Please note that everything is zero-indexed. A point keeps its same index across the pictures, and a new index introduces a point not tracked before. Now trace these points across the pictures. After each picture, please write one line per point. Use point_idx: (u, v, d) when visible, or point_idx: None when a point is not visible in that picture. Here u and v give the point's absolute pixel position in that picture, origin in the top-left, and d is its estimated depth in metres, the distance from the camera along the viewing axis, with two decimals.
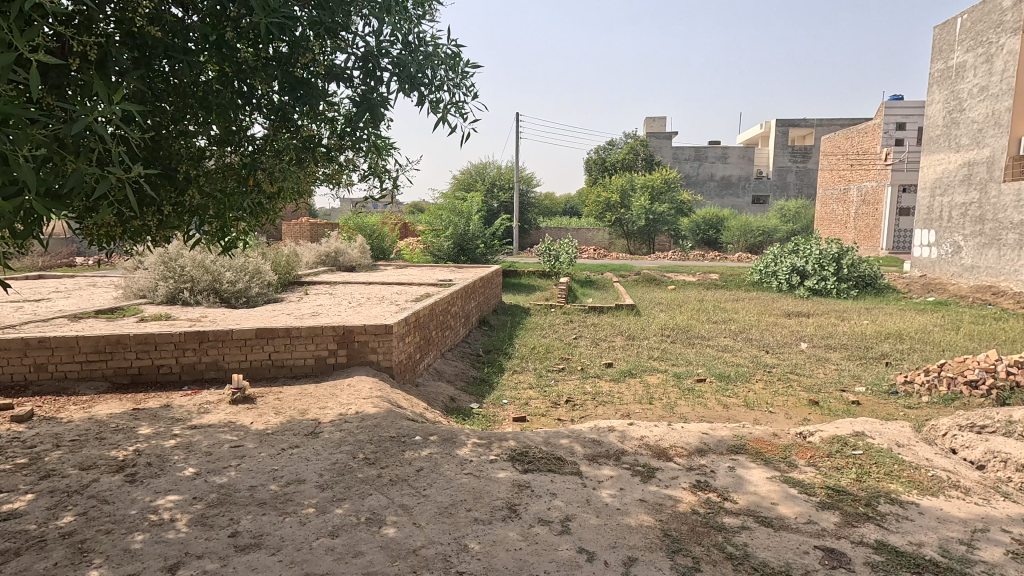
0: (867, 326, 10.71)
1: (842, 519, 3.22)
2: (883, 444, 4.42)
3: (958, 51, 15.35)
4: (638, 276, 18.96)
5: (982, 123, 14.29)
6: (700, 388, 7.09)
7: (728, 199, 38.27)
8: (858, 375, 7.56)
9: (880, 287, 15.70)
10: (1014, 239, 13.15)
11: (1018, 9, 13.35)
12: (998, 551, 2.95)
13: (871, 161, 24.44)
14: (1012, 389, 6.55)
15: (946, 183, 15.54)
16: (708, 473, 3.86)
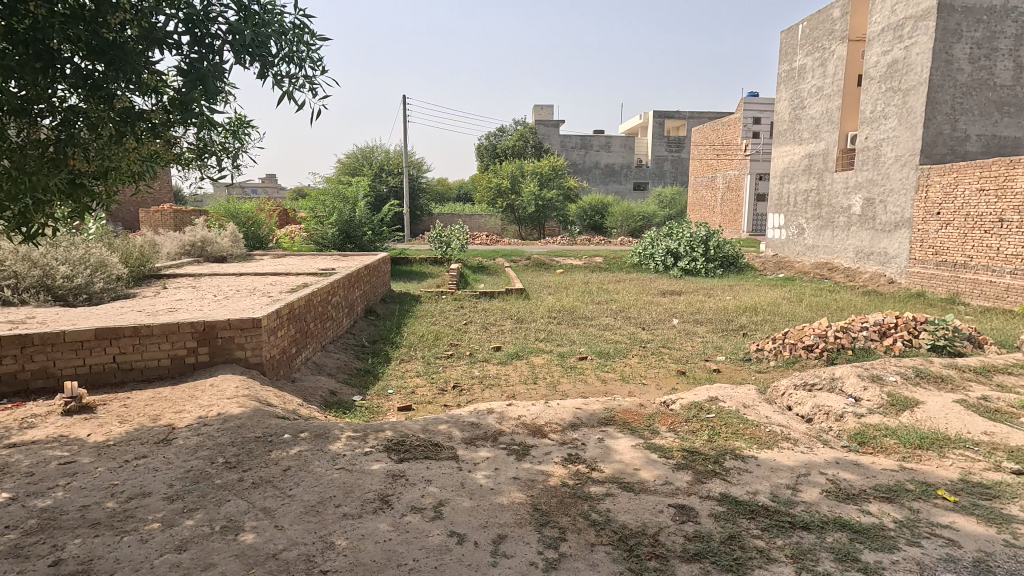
0: (730, 301, 11.85)
1: (693, 477, 3.53)
2: (732, 406, 4.91)
3: (799, 55, 17.26)
4: (528, 260, 19.40)
5: (819, 120, 16.23)
6: (581, 366, 7.44)
7: (611, 185, 40.28)
8: (719, 346, 8.35)
9: (741, 266, 17.42)
10: (844, 222, 15.16)
11: (844, 20, 15.27)
12: (815, 491, 3.41)
13: (733, 152, 26.94)
14: (838, 351, 7.58)
15: (791, 172, 17.51)
16: (579, 446, 4.04)
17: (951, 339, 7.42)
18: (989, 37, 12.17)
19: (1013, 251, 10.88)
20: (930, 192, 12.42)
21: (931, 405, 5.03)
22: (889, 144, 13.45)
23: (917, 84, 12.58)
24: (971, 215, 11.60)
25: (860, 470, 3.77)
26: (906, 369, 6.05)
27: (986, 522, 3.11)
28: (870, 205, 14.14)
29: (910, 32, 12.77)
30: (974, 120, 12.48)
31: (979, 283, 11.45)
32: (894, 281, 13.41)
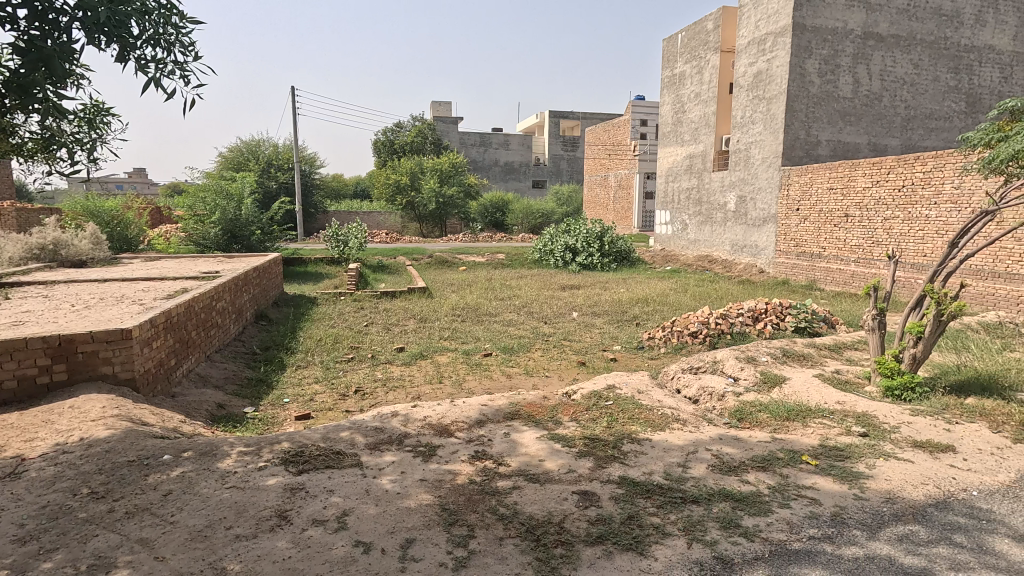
0: (624, 294, 12.53)
1: (595, 463, 3.70)
2: (628, 393, 5.21)
3: (679, 62, 18.57)
4: (430, 258, 19.18)
5: (697, 123, 17.59)
6: (486, 362, 7.50)
7: (511, 183, 40.94)
8: (616, 336, 8.80)
9: (633, 260, 18.46)
10: (720, 217, 16.57)
11: (717, 32, 16.64)
12: (703, 466, 3.71)
13: (624, 152, 28.50)
14: (719, 336, 8.29)
15: (675, 171, 18.81)
16: (486, 443, 4.07)
17: (809, 320, 8.42)
18: (833, 55, 13.85)
19: (856, 243, 12.55)
20: (791, 191, 13.95)
21: (795, 381, 5.68)
22: (757, 147, 14.88)
23: (778, 94, 14.03)
24: (823, 211, 13.20)
25: (739, 443, 4.16)
26: (774, 350, 6.77)
27: (841, 479, 3.56)
28: (742, 202, 15.58)
29: (771, 46, 14.19)
30: (824, 128, 14.15)
31: (831, 270, 13.09)
32: (764, 270, 14.92)
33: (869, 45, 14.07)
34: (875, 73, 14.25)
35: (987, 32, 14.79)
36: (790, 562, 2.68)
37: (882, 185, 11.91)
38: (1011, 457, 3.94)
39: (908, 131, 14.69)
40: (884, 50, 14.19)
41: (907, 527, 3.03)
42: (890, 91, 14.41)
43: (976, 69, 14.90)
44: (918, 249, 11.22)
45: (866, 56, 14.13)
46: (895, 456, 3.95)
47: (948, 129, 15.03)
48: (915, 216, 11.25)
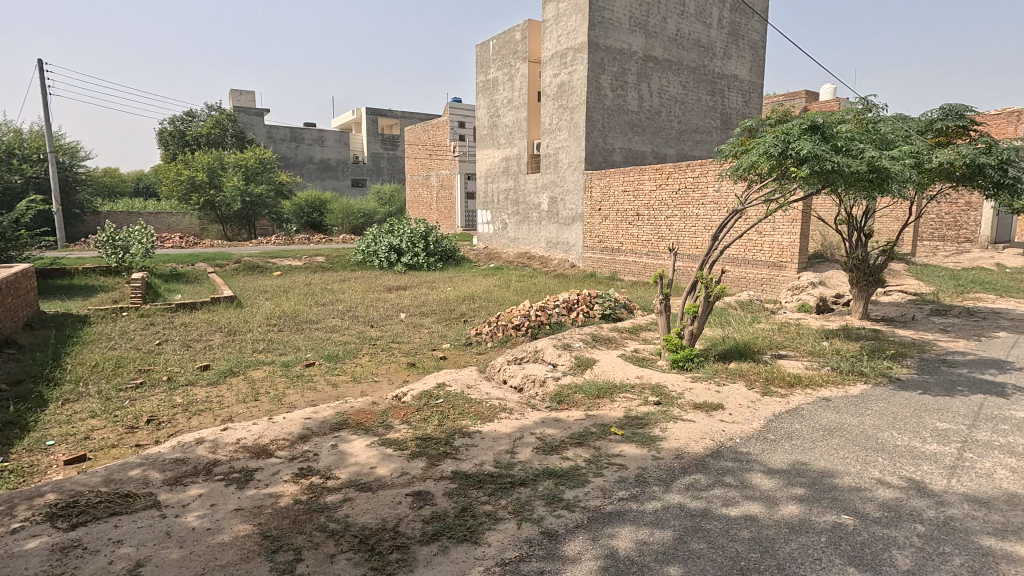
0: (450, 292, 12.73)
1: (427, 462, 3.71)
2: (458, 389, 5.34)
3: (492, 68, 19.38)
4: (238, 264, 17.26)
5: (511, 128, 18.57)
6: (308, 372, 7.02)
7: (328, 181, 38.74)
8: (444, 334, 8.91)
9: (458, 258, 18.83)
10: (536, 216, 17.72)
11: (524, 42, 17.74)
12: (529, 450, 3.97)
13: (444, 152, 28.94)
14: (539, 327, 8.84)
15: (493, 173, 19.59)
16: (311, 458, 3.82)
17: (613, 308, 9.49)
18: (621, 72, 15.71)
19: (646, 238, 14.43)
20: (593, 192, 15.52)
21: (603, 362, 6.37)
22: (564, 152, 16.22)
23: (579, 104, 15.44)
24: (620, 211, 14.94)
25: (559, 424, 4.54)
26: (586, 336, 7.50)
27: (642, 444, 4.09)
28: (554, 203, 16.88)
29: (571, 60, 15.54)
30: (617, 137, 15.98)
31: (628, 263, 14.89)
32: (575, 264, 16.38)
33: (649, 66, 16.26)
34: (654, 91, 16.53)
35: (732, 63, 18.26)
36: (605, 524, 3.01)
37: (664, 188, 13.85)
38: (761, 407, 4.93)
39: (681, 142, 17.39)
40: (660, 72, 16.55)
41: (692, 476, 3.60)
42: (666, 107, 16.88)
43: (726, 93, 18.28)
44: (692, 242, 13.31)
45: (648, 76, 16.29)
46: (682, 417, 4.66)
47: (708, 142, 18.16)
48: (689, 214, 13.32)
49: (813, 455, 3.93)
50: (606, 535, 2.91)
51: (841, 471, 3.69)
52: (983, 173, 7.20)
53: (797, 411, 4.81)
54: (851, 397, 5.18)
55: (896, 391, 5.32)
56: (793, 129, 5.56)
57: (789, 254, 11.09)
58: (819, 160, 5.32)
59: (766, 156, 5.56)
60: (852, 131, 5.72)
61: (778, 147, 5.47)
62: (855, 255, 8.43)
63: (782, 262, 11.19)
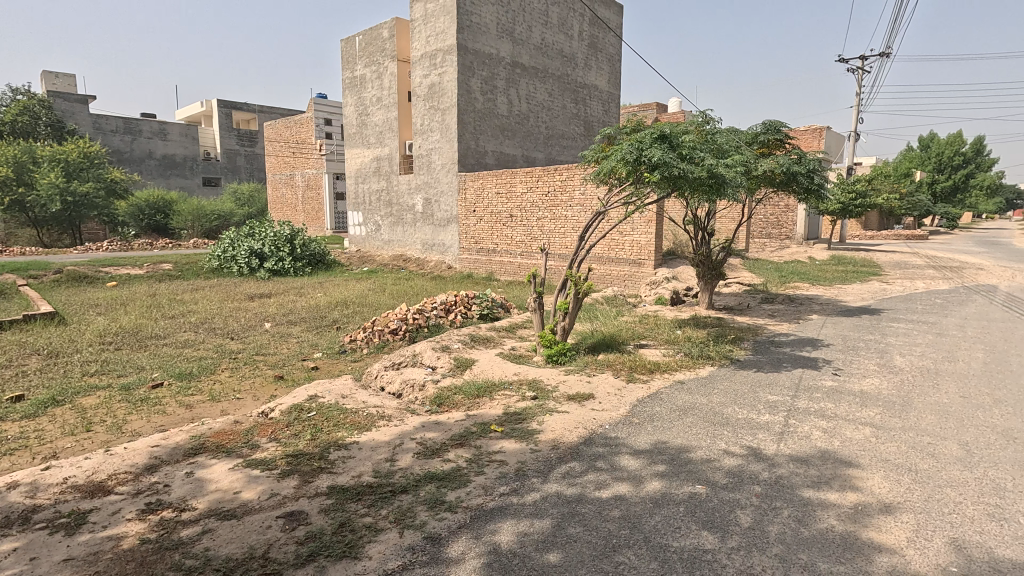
0: (321, 298, 12.07)
1: (300, 480, 3.50)
2: (331, 400, 5.09)
3: (358, 65, 18.70)
4: (58, 274, 14.77)
5: (381, 127, 18.08)
6: (155, 394, 6.24)
7: (174, 179, 34.58)
8: (315, 343, 8.43)
9: (328, 262, 17.91)
10: (410, 218, 17.42)
11: (392, 40, 17.36)
12: (409, 456, 3.91)
13: (309, 151, 27.39)
14: (417, 330, 8.69)
15: (363, 173, 18.90)
16: (161, 490, 3.41)
17: (490, 307, 9.65)
18: (491, 77, 16.03)
19: (519, 239, 14.88)
20: (467, 194, 15.66)
21: (482, 362, 6.46)
22: (436, 153, 16.14)
23: (450, 106, 15.46)
24: (494, 212, 15.25)
25: (440, 427, 4.53)
26: (464, 337, 7.55)
27: (521, 439, 4.22)
28: (428, 204, 16.74)
29: (441, 62, 15.51)
30: (488, 140, 16.28)
31: (504, 263, 15.25)
32: (451, 266, 16.42)
33: (516, 73, 16.77)
34: (522, 97, 17.09)
35: (592, 74, 19.56)
36: (487, 521, 3.05)
37: (534, 190, 14.37)
38: (627, 394, 5.33)
39: (549, 147, 18.20)
40: (527, 78, 17.16)
41: (567, 464, 3.79)
42: (534, 113, 17.55)
43: (588, 102, 19.51)
44: (562, 242, 13.98)
45: (516, 82, 16.79)
46: (557, 410, 4.88)
47: (573, 147, 19.22)
48: (559, 216, 13.97)
49: (671, 434, 4.34)
50: (489, 531, 2.96)
51: (694, 445, 4.11)
52: (795, 180, 8.45)
53: (657, 395, 5.27)
54: (701, 378, 5.80)
55: (736, 370, 6.05)
56: (645, 138, 6.08)
57: (646, 252, 12.10)
58: (667, 167, 5.86)
59: (623, 161, 6.04)
60: (694, 141, 6.38)
61: (632, 154, 5.95)
62: (700, 252, 9.43)
63: (641, 259, 12.18)
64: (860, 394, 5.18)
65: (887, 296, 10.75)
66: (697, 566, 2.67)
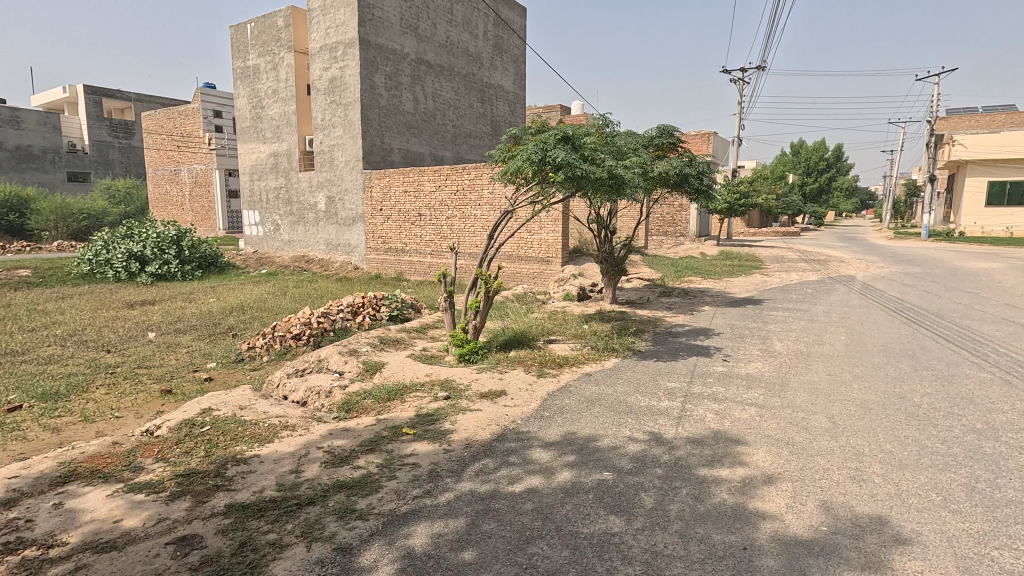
0: (214, 303, 11.19)
1: (193, 501, 3.24)
2: (228, 413, 4.76)
3: (250, 54, 17.53)
4: None
5: (278, 121, 17.09)
6: (13, 418, 5.47)
7: (31, 174, 30.29)
8: (208, 352, 7.80)
9: (221, 265, 16.64)
10: (312, 217, 16.60)
11: (288, 30, 16.45)
12: (316, 466, 3.74)
13: (196, 144, 25.31)
14: (322, 334, 8.31)
15: (259, 170, 17.74)
16: (23, 526, 3.01)
17: (400, 308, 9.45)
18: (395, 73, 15.67)
19: (428, 238, 14.71)
20: (373, 192, 15.23)
21: (392, 364, 6.33)
22: (339, 150, 15.52)
23: (353, 101, 14.93)
24: (402, 211, 14.97)
25: (348, 434, 4.38)
26: (373, 340, 7.35)
27: (433, 440, 4.19)
28: (331, 203, 16.07)
29: (342, 55, 14.91)
30: (394, 137, 15.91)
31: (413, 263, 15.01)
32: (358, 266, 15.90)
33: (421, 69, 16.53)
34: (428, 94, 16.88)
35: (498, 74, 19.77)
36: (400, 526, 3.00)
37: (442, 189, 14.26)
38: (538, 388, 5.45)
39: (456, 145, 18.15)
40: (432, 76, 16.97)
41: (480, 462, 3.81)
42: (441, 111, 17.41)
43: (494, 101, 19.70)
44: (472, 241, 14.01)
45: (421, 79, 16.54)
46: (469, 408, 4.89)
47: (481, 146, 19.32)
48: (468, 215, 13.98)
49: (579, 425, 4.50)
50: (402, 536, 2.91)
51: (601, 434, 4.30)
52: (687, 181, 9.07)
53: (566, 388, 5.44)
54: (607, 370, 6.07)
55: (639, 361, 6.39)
56: (549, 139, 6.24)
57: (554, 250, 12.44)
58: (571, 167, 6.05)
59: (529, 161, 6.16)
60: (595, 142, 6.64)
61: (538, 154, 6.08)
62: (604, 249, 9.86)
63: (549, 257, 12.50)
64: (745, 378, 5.68)
65: (767, 288, 11.85)
66: (605, 550, 2.80)
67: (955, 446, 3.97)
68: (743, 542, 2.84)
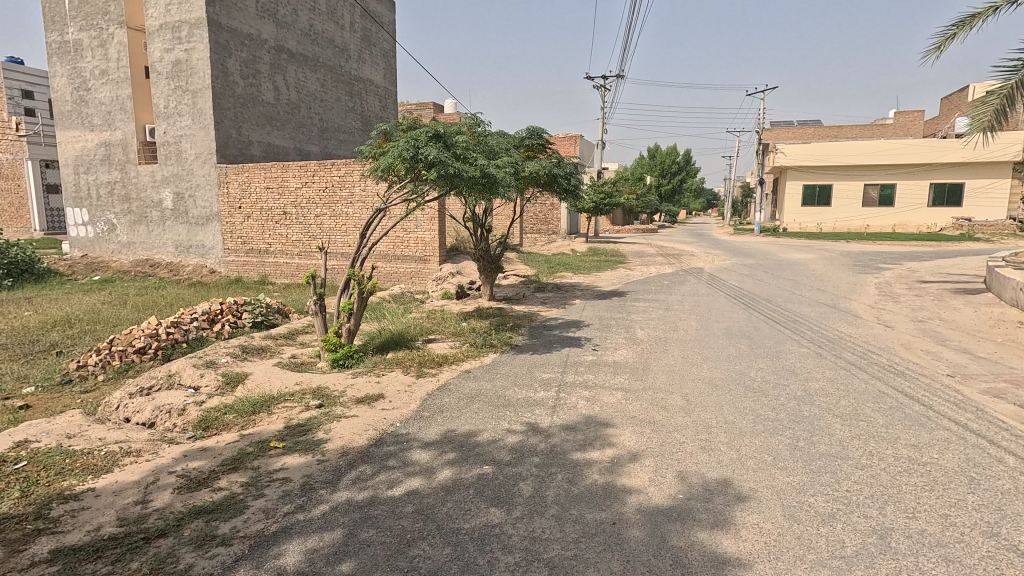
0: (30, 318, 9.50)
1: (6, 552, 2.74)
2: (51, 445, 4.08)
3: (70, 27, 15.10)
4: None
5: (109, 106, 14.95)
6: None
7: None
8: (24, 375, 6.61)
9: (40, 272, 14.19)
10: (156, 216, 14.76)
11: (118, 3, 14.44)
12: (167, 493, 3.35)
13: None
14: (173, 347, 7.44)
15: (86, 161, 15.39)
16: None
17: (265, 314, 8.75)
18: (252, 60, 14.47)
19: (296, 238, 13.82)
20: (230, 189, 13.95)
21: (257, 375, 5.86)
22: (188, 141, 13.98)
23: (202, 88, 13.52)
24: (264, 209, 13.90)
25: (206, 454, 3.98)
26: (234, 349, 6.75)
27: (305, 451, 3.95)
28: (180, 200, 14.43)
29: (187, 36, 13.43)
30: (253, 129, 14.70)
31: (279, 264, 14.02)
32: (215, 270, 14.50)
33: (282, 58, 15.44)
34: (291, 85, 15.82)
35: (367, 68, 19.11)
36: (270, 546, 2.80)
37: (310, 186, 13.47)
38: (417, 389, 5.38)
39: (324, 140, 17.25)
40: (295, 65, 15.94)
41: (357, 469, 3.67)
42: (305, 103, 16.41)
43: (363, 96, 19.02)
44: (344, 241, 13.43)
45: (282, 68, 15.44)
46: (345, 415, 4.68)
47: (351, 142, 18.55)
48: (338, 213, 13.36)
49: (459, 421, 4.53)
50: (272, 557, 2.71)
51: (480, 429, 4.36)
52: (556, 181, 9.49)
53: (446, 387, 5.43)
54: (486, 365, 6.17)
55: (516, 355, 6.57)
56: (421, 136, 6.15)
57: (431, 248, 12.34)
58: (443, 165, 6.04)
59: (400, 159, 6.04)
60: (466, 141, 6.69)
61: (409, 151, 5.98)
62: (480, 247, 9.99)
63: (426, 256, 12.39)
64: (612, 365, 6.10)
65: (630, 281, 12.81)
66: (487, 542, 2.85)
67: (781, 411, 4.62)
68: (612, 517, 3.06)
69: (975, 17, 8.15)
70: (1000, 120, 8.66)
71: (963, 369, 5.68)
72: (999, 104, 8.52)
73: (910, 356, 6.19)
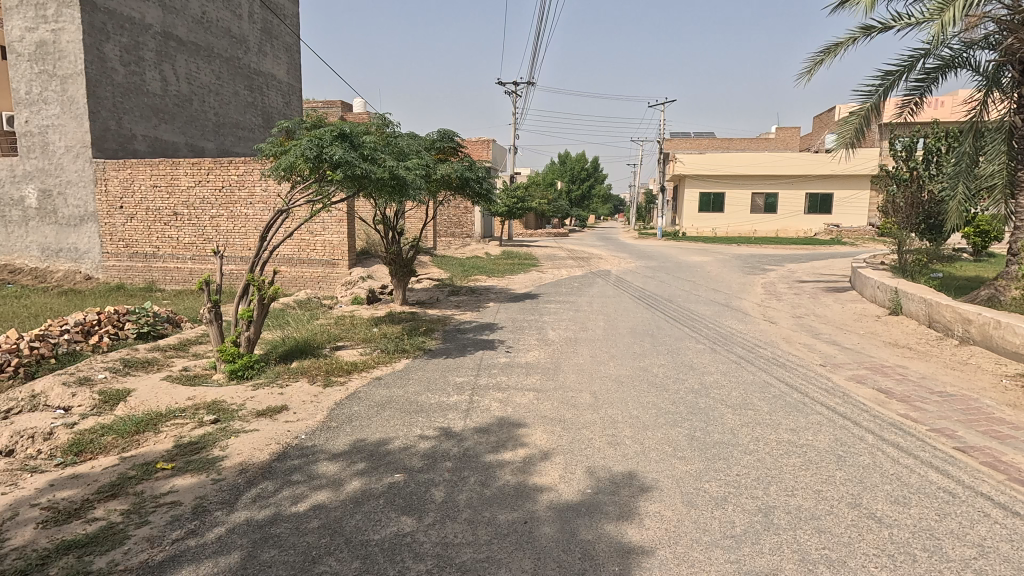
0: None
1: None
2: None
3: None
4: None
5: None
6: None
7: None
8: None
9: None
10: (17, 216, 12.97)
11: None
12: (28, 530, 2.96)
13: None
14: (38, 363, 6.59)
15: None
16: None
17: (152, 324, 7.99)
18: (134, 46, 13.18)
19: (188, 241, 12.78)
20: (109, 186, 12.68)
21: (141, 391, 5.33)
22: (56, 132, 12.45)
23: (73, 74, 12.11)
24: (150, 209, 12.78)
25: (78, 481, 3.56)
26: (114, 364, 6.11)
27: (197, 471, 3.65)
28: (46, 197, 12.79)
29: (55, 15, 12.01)
30: (137, 121, 13.40)
31: (168, 269, 12.88)
32: (91, 276, 13.08)
33: (170, 46, 14.23)
34: (181, 75, 14.62)
35: (267, 61, 18.09)
36: None
37: (203, 185, 12.52)
38: (324, 399, 5.14)
39: (220, 136, 16.09)
40: (185, 54, 14.74)
41: (258, 487, 3.45)
42: (198, 95, 15.25)
43: (264, 91, 17.98)
44: (244, 243, 12.60)
45: (169, 56, 14.21)
46: (244, 430, 4.38)
47: (251, 139, 17.45)
48: (236, 214, 12.52)
49: (367, 431, 4.39)
50: None
51: (391, 437, 4.25)
52: (468, 184, 9.49)
53: (355, 395, 5.24)
54: (398, 371, 6.04)
55: (428, 360, 6.49)
56: (325, 135, 5.91)
57: (340, 252, 11.89)
58: (350, 165, 5.85)
59: (303, 158, 5.76)
60: (374, 142, 6.51)
61: (312, 151, 5.73)
62: (392, 250, 9.77)
63: (335, 259, 11.92)
64: (524, 366, 6.20)
65: (542, 284, 13.10)
66: (397, 551, 2.79)
67: (680, 404, 4.93)
68: (523, 516, 3.10)
69: (837, 45, 9.17)
70: (858, 137, 9.76)
71: (833, 359, 6.35)
72: (859, 123, 9.64)
73: (791, 349, 6.84)
